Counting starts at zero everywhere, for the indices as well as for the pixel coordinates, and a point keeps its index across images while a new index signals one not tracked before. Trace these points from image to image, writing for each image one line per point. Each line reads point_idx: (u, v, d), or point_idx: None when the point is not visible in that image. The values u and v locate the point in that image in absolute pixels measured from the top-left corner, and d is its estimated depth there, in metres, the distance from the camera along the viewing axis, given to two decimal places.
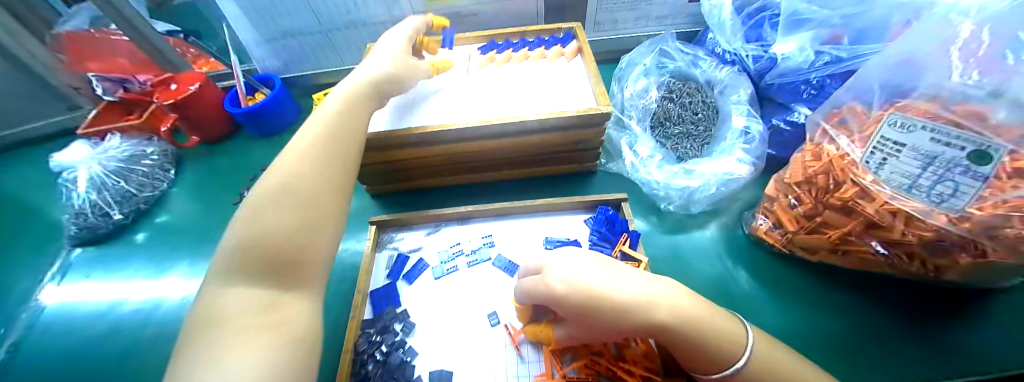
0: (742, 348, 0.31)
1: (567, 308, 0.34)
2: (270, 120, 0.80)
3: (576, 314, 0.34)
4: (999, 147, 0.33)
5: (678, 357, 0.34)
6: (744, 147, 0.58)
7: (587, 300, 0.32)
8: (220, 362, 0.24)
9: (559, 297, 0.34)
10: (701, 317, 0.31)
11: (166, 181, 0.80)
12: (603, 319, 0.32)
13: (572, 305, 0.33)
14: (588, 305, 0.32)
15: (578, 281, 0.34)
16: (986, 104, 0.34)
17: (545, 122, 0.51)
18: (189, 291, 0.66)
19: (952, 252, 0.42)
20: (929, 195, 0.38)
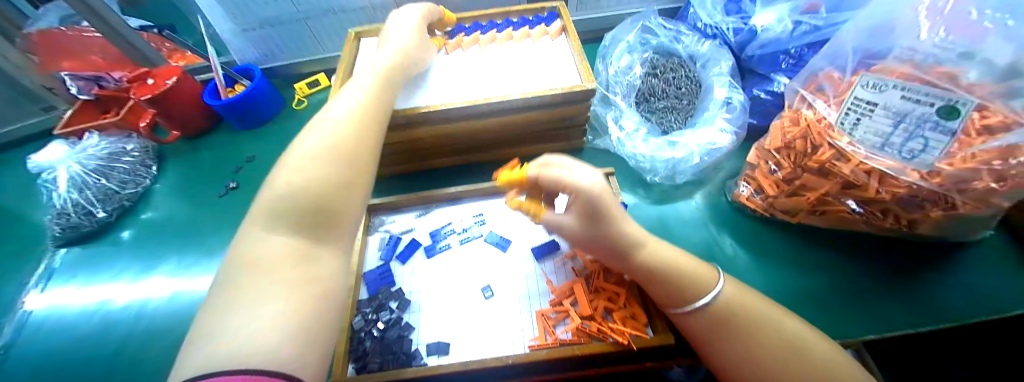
0: (711, 289, 0.37)
1: (584, 209, 0.35)
2: (253, 111, 0.79)
3: (586, 216, 0.36)
4: (967, 101, 0.34)
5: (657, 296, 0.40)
6: (726, 116, 0.59)
7: (606, 208, 0.34)
8: (261, 315, 0.25)
9: (583, 200, 0.34)
10: (678, 260, 0.39)
11: (149, 177, 0.79)
12: (608, 225, 0.36)
13: (591, 207, 0.34)
14: (603, 213, 0.35)
15: (606, 189, 0.34)
16: (958, 65, 0.36)
17: (531, 101, 0.51)
18: (177, 288, 0.66)
19: (925, 206, 0.44)
20: (901, 152, 0.40)
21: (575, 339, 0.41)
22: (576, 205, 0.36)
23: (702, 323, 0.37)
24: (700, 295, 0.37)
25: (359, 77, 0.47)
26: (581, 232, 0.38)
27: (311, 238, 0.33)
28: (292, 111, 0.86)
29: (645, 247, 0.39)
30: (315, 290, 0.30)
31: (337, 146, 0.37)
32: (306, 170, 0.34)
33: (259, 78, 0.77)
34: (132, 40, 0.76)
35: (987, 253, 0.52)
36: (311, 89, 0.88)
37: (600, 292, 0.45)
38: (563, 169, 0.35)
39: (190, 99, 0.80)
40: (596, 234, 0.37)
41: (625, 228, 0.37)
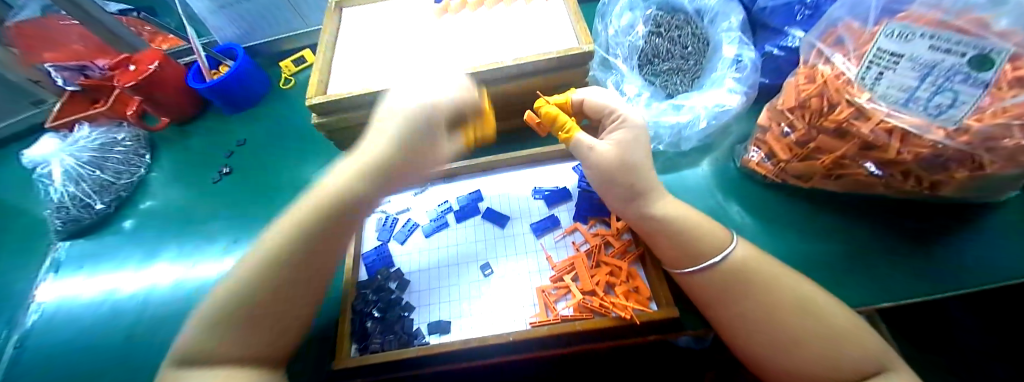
0: (721, 251, 0.39)
1: (629, 131, 0.43)
2: (240, 94, 0.76)
3: (628, 140, 0.42)
4: (1002, 50, 0.29)
5: (669, 254, 0.41)
6: (735, 76, 0.54)
7: (644, 141, 0.44)
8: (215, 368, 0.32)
9: (632, 125, 0.43)
10: (700, 227, 0.40)
11: (144, 166, 0.78)
12: (642, 158, 0.43)
13: (636, 130, 0.43)
14: (642, 143, 0.43)
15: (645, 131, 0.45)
16: (988, 12, 0.33)
17: (524, 68, 0.48)
18: (179, 276, 0.66)
19: (949, 166, 0.41)
20: (926, 108, 0.36)
21: (577, 314, 0.41)
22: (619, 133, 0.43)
23: (710, 284, 0.38)
24: (711, 256, 0.39)
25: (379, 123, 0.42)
26: (618, 155, 0.42)
27: (269, 319, 0.35)
28: (279, 91, 0.83)
29: (664, 200, 0.43)
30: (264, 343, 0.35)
31: (290, 251, 0.36)
32: (251, 284, 0.34)
33: (243, 58, 0.73)
34: (110, 26, 0.73)
35: (1010, 213, 0.50)
36: (296, 67, 0.84)
37: (602, 267, 0.45)
38: (618, 102, 0.45)
39: (176, 84, 0.77)
40: (631, 161, 0.42)
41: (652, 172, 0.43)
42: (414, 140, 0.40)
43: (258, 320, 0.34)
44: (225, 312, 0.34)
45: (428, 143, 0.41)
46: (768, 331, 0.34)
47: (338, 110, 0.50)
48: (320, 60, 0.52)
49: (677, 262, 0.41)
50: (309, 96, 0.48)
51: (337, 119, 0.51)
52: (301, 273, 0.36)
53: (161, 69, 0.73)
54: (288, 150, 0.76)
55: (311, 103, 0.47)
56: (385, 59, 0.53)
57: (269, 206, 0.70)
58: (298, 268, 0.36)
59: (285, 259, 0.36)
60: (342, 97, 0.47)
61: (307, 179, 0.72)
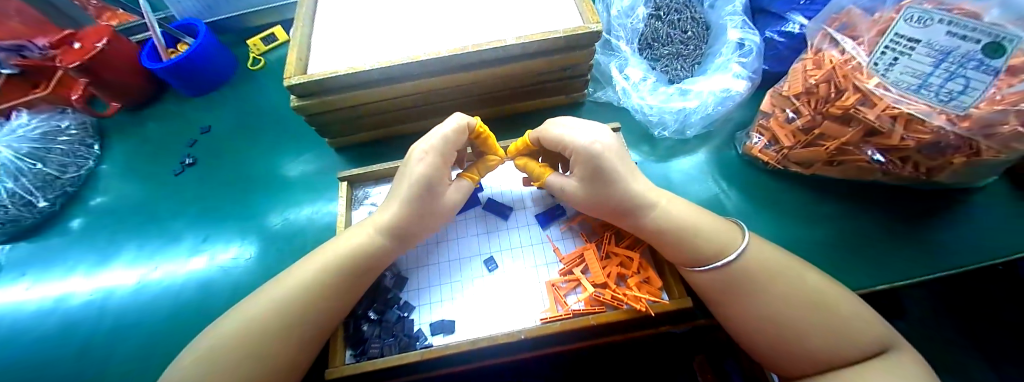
0: (734, 250, 0.37)
1: (584, 169, 0.38)
2: (203, 75, 0.68)
3: (588, 178, 0.39)
4: (1014, 37, 0.29)
5: (686, 256, 0.38)
6: (740, 61, 0.53)
7: (607, 166, 0.37)
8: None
9: (584, 160, 0.38)
10: (717, 231, 0.38)
11: (92, 158, 0.69)
12: (611, 187, 0.38)
13: (590, 166, 0.38)
14: (605, 174, 0.38)
15: (608, 150, 0.38)
16: (982, 4, 0.33)
17: (526, 47, 0.44)
18: (143, 277, 0.60)
19: (947, 153, 0.40)
20: (938, 95, 0.34)
21: (589, 308, 0.39)
22: (578, 166, 0.39)
23: (715, 281, 0.37)
24: (719, 257, 0.37)
25: (395, 178, 0.42)
26: (584, 193, 0.40)
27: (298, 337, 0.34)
28: (248, 73, 0.75)
29: (658, 207, 0.39)
30: (285, 362, 0.33)
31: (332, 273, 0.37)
32: (257, 322, 0.33)
33: (204, 36, 0.64)
34: None
35: (987, 198, 0.52)
36: (266, 46, 0.76)
37: (613, 258, 0.43)
38: (567, 130, 0.39)
39: (128, 63, 0.68)
40: (599, 196, 0.39)
41: (633, 192, 0.38)
42: (427, 196, 0.39)
43: (270, 363, 0.32)
44: (227, 362, 0.31)
45: (437, 187, 0.39)
46: (770, 324, 0.34)
47: (321, 91, 0.44)
48: (298, 36, 0.47)
49: (694, 261, 0.38)
50: (286, 76, 0.42)
51: (321, 102, 0.46)
52: (316, 317, 0.35)
53: (110, 47, 0.64)
54: (261, 140, 0.69)
55: (289, 84, 0.42)
56: (372, 37, 0.48)
57: (242, 201, 0.64)
58: (322, 311, 0.35)
59: (304, 301, 0.35)
60: (326, 76, 0.41)
61: (283, 170, 0.66)
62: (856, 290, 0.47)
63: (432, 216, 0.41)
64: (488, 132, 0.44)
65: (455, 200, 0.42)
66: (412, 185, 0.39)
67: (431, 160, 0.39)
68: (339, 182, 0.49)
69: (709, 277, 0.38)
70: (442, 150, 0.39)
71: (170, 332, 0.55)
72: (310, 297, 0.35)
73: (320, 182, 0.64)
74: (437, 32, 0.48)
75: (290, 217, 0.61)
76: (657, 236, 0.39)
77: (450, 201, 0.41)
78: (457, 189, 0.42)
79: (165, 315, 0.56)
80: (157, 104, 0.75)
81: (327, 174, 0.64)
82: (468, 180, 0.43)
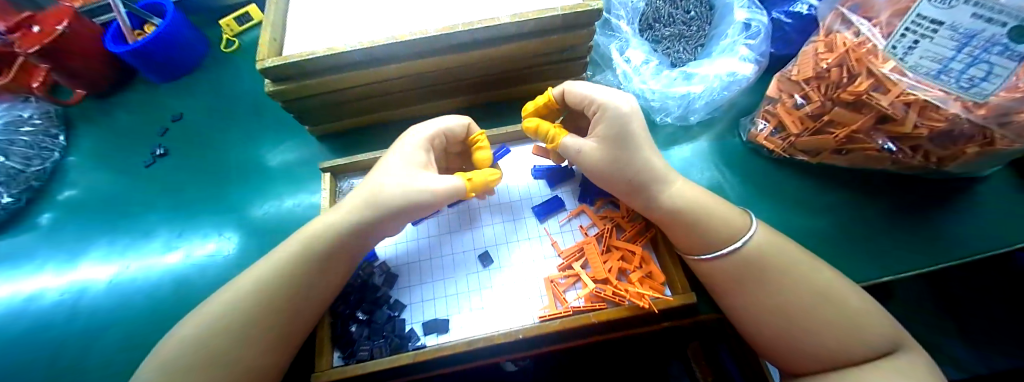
0: (739, 238, 0.35)
1: (609, 128, 0.37)
2: (171, 58, 0.63)
3: (610, 138, 0.37)
4: None
5: (699, 241, 0.36)
6: (748, 43, 0.50)
7: (632, 129, 0.37)
8: None
9: (611, 119, 0.37)
10: (727, 224, 0.36)
11: (58, 150, 0.64)
12: (634, 152, 0.37)
13: (617, 123, 0.37)
14: (629, 135, 0.37)
15: (635, 115, 0.38)
16: None
17: (522, 27, 0.40)
18: (116, 273, 0.56)
19: (959, 142, 0.38)
20: (958, 81, 0.32)
21: (590, 305, 0.37)
22: (601, 126, 0.38)
23: (723, 277, 0.36)
24: (723, 244, 0.36)
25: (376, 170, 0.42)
26: (603, 156, 0.38)
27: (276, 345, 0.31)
28: (222, 56, 0.70)
29: (674, 185, 0.38)
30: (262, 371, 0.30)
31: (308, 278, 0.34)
32: (234, 327, 0.30)
33: (172, 17, 0.59)
34: None
35: (990, 186, 0.51)
36: (240, 27, 0.70)
37: (614, 251, 0.41)
38: (595, 89, 0.39)
39: (92, 47, 0.63)
40: (619, 161, 0.37)
41: (653, 162, 0.38)
42: (405, 175, 0.37)
43: (247, 370, 0.30)
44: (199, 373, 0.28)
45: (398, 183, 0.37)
46: (778, 323, 0.32)
47: (298, 74, 0.41)
48: (271, 13, 0.43)
49: (700, 248, 0.37)
50: (259, 57, 0.38)
51: (299, 86, 0.42)
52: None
53: (71, 29, 0.59)
54: (239, 128, 0.65)
55: (261, 67, 0.38)
56: (353, 16, 0.44)
57: (220, 193, 0.60)
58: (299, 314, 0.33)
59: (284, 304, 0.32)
60: (302, 58, 0.38)
61: (263, 159, 0.62)
62: (858, 283, 0.46)
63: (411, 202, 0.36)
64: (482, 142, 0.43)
65: (433, 190, 0.37)
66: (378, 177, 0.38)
67: (421, 141, 0.40)
68: (322, 174, 0.46)
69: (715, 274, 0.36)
70: (429, 138, 0.40)
71: (147, 333, 0.52)
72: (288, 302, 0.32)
73: (302, 173, 0.60)
74: (425, 9, 0.44)
75: (271, 209, 0.58)
76: (676, 216, 0.37)
77: (427, 188, 0.36)
78: (441, 181, 0.38)
79: (141, 317, 0.53)
80: (125, 91, 0.69)
81: (310, 164, 0.61)
82: (462, 181, 0.39)
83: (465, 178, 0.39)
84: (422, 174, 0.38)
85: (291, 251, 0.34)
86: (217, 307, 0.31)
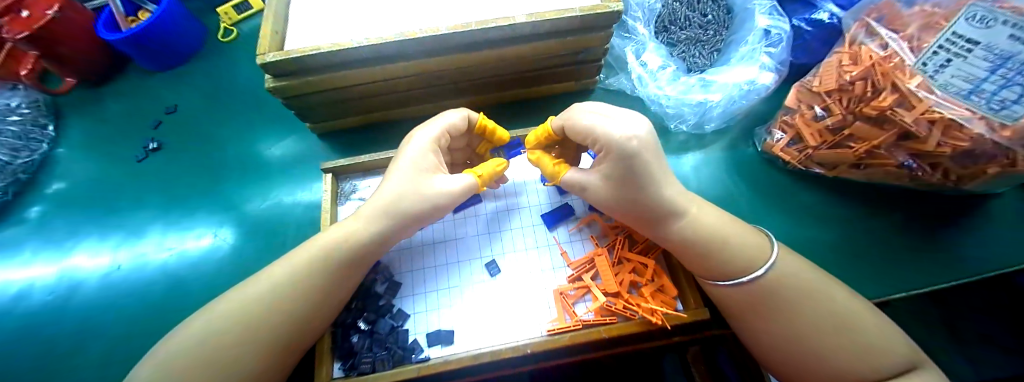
0: (763, 263, 0.34)
1: (613, 167, 0.34)
2: (166, 47, 0.60)
3: (615, 177, 0.34)
4: None
5: (718, 269, 0.35)
6: (768, 51, 0.49)
7: (641, 167, 0.32)
8: None
9: (616, 158, 0.33)
10: (745, 241, 0.35)
11: (47, 141, 0.62)
12: (643, 192, 0.34)
13: (620, 166, 0.33)
14: (636, 175, 0.33)
15: (645, 148, 0.32)
16: None
17: (538, 27, 0.39)
18: (108, 268, 0.55)
19: (979, 163, 0.38)
20: (989, 102, 0.30)
21: (599, 319, 0.36)
22: (606, 163, 0.34)
23: (739, 296, 0.35)
24: (746, 272, 0.34)
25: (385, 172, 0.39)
26: (610, 194, 0.36)
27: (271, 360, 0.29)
28: (219, 45, 0.67)
29: (689, 216, 0.35)
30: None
31: (305, 289, 0.31)
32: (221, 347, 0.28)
33: (167, 2, 0.56)
34: None
35: (1004, 206, 0.50)
36: (239, 15, 0.67)
37: (625, 264, 0.40)
38: (599, 120, 0.34)
39: (85, 35, 0.60)
40: (626, 200, 0.35)
41: (665, 199, 0.34)
42: (420, 178, 0.36)
43: None
44: None
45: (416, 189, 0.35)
46: (795, 348, 0.31)
47: (301, 70, 0.39)
48: (272, 3, 0.40)
49: (719, 275, 0.35)
50: (260, 51, 0.36)
51: (302, 83, 0.40)
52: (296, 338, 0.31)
53: (64, 16, 0.56)
54: (235, 122, 0.62)
55: (262, 61, 0.36)
56: (359, 10, 0.42)
57: (214, 190, 0.58)
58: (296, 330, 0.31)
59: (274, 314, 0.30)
60: (305, 53, 0.35)
61: (259, 155, 0.60)
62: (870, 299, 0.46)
63: (426, 205, 0.35)
64: (491, 126, 0.41)
65: (450, 190, 0.36)
66: (386, 193, 0.35)
67: (426, 145, 0.37)
68: (323, 174, 0.43)
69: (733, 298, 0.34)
70: (438, 139, 0.38)
71: (139, 333, 0.51)
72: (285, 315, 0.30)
73: (301, 169, 0.58)
74: (436, 5, 0.42)
75: (268, 207, 0.56)
76: (693, 247, 0.35)
77: (445, 188, 0.35)
78: (457, 180, 0.37)
79: (132, 317, 0.52)
80: (117, 80, 0.66)
81: (309, 161, 0.59)
82: (473, 176, 0.38)
83: (475, 173, 0.38)
84: (436, 177, 0.36)
85: (290, 258, 0.33)
86: (207, 319, 0.29)
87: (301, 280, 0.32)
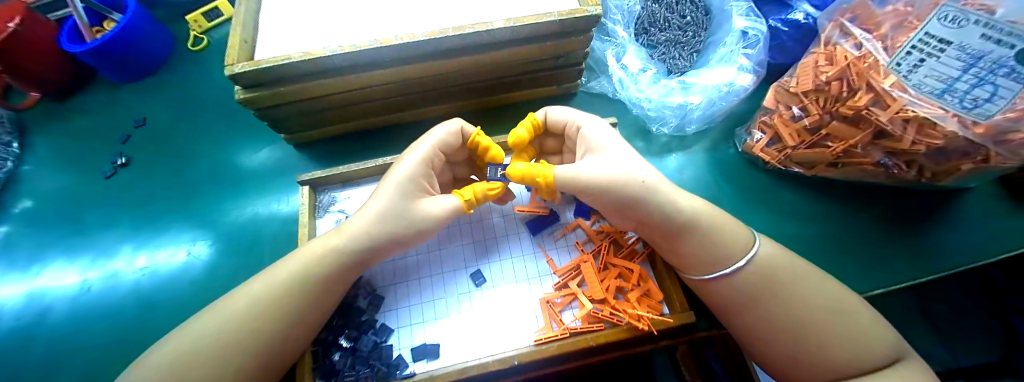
0: (742, 257, 0.33)
1: (599, 143, 0.37)
2: (133, 57, 0.58)
3: (603, 153, 0.36)
4: None
5: (708, 255, 0.34)
6: (746, 52, 0.49)
7: (622, 148, 0.37)
8: None
9: (599, 136, 0.37)
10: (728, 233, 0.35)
11: (11, 158, 0.59)
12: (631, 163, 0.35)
13: (604, 143, 0.37)
14: (621, 150, 0.36)
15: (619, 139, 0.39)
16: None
17: (517, 32, 0.38)
18: (79, 286, 0.53)
19: (952, 159, 0.39)
20: (961, 101, 0.31)
21: (586, 326, 0.36)
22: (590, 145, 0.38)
23: (722, 298, 0.35)
24: (726, 264, 0.34)
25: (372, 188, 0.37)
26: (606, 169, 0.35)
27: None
28: (191, 54, 0.65)
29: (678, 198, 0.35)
30: None
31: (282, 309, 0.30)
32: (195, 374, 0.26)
33: (133, 10, 0.54)
34: None
35: (976, 198, 0.51)
36: (210, 23, 0.65)
37: (611, 269, 0.40)
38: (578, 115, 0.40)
39: (48, 47, 0.57)
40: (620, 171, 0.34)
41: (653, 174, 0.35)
42: (407, 201, 0.35)
43: None
44: None
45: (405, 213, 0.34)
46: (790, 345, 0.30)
47: (273, 81, 0.37)
48: (241, 11, 0.39)
49: (705, 266, 0.34)
50: (229, 61, 0.35)
51: (274, 94, 0.39)
52: (273, 361, 0.29)
53: (25, 29, 0.54)
54: (208, 134, 0.60)
55: (231, 72, 0.34)
56: (333, 18, 0.41)
57: (189, 205, 0.56)
58: (272, 353, 0.29)
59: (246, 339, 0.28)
60: (276, 62, 0.34)
61: (235, 169, 0.58)
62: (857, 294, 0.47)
63: (411, 230, 0.34)
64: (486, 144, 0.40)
65: (436, 214, 0.35)
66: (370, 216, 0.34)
67: (416, 166, 0.36)
68: (299, 187, 0.42)
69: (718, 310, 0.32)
70: (428, 159, 0.37)
71: (111, 358, 0.48)
72: (261, 340, 0.28)
73: (280, 181, 0.57)
74: (413, 11, 0.41)
75: (247, 219, 0.54)
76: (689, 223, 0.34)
77: (433, 212, 0.35)
78: (443, 202, 0.37)
79: (104, 343, 0.49)
80: (84, 92, 0.63)
81: (289, 172, 0.57)
82: (459, 199, 0.37)
83: (461, 196, 0.37)
84: (425, 201, 0.36)
85: (266, 278, 0.31)
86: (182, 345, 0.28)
87: (279, 299, 0.30)
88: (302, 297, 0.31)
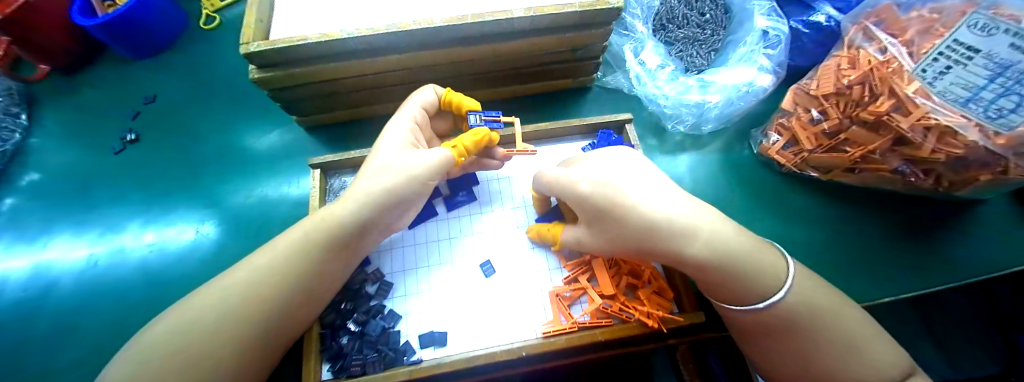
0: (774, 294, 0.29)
1: (585, 210, 0.33)
2: (143, 32, 0.57)
3: (592, 219, 0.33)
4: None
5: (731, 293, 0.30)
6: (767, 53, 0.49)
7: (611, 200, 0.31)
8: None
9: (583, 200, 0.33)
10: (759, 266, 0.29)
11: (20, 131, 0.59)
12: (616, 224, 0.30)
13: (590, 210, 0.32)
14: (607, 209, 0.31)
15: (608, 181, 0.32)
16: None
17: (536, 22, 0.37)
18: (84, 261, 0.53)
19: (972, 168, 0.38)
20: (986, 110, 0.30)
21: (594, 321, 0.35)
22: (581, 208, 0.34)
23: None
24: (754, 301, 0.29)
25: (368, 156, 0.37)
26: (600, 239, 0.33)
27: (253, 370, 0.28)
28: (202, 33, 0.64)
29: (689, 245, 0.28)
30: None
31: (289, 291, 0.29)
32: None
33: None
34: None
35: (990, 211, 0.51)
36: (222, 2, 0.65)
37: (621, 266, 0.39)
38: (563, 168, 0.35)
39: (60, 20, 0.57)
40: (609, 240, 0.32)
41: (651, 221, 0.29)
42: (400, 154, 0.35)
43: None
44: None
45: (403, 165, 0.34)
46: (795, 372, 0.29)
47: (288, 61, 0.37)
48: None
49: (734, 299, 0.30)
50: (243, 40, 0.34)
51: (288, 75, 0.39)
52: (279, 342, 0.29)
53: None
54: (217, 114, 0.60)
55: (245, 51, 0.34)
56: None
57: (196, 184, 0.56)
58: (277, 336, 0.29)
59: (254, 316, 0.27)
60: (291, 43, 0.34)
61: (243, 150, 0.57)
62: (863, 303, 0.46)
63: (406, 179, 0.33)
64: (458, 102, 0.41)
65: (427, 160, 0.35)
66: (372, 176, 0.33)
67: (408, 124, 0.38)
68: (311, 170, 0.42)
69: (739, 312, 0.31)
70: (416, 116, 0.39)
71: (115, 333, 0.48)
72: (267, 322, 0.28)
73: (289, 165, 0.56)
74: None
75: (253, 201, 0.54)
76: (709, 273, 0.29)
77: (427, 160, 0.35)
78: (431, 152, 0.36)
79: (109, 319, 0.49)
80: (93, 68, 0.63)
81: (298, 156, 0.57)
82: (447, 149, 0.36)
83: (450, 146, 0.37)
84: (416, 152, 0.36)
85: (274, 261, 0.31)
86: None
87: (288, 281, 0.30)
88: (309, 280, 0.31)
